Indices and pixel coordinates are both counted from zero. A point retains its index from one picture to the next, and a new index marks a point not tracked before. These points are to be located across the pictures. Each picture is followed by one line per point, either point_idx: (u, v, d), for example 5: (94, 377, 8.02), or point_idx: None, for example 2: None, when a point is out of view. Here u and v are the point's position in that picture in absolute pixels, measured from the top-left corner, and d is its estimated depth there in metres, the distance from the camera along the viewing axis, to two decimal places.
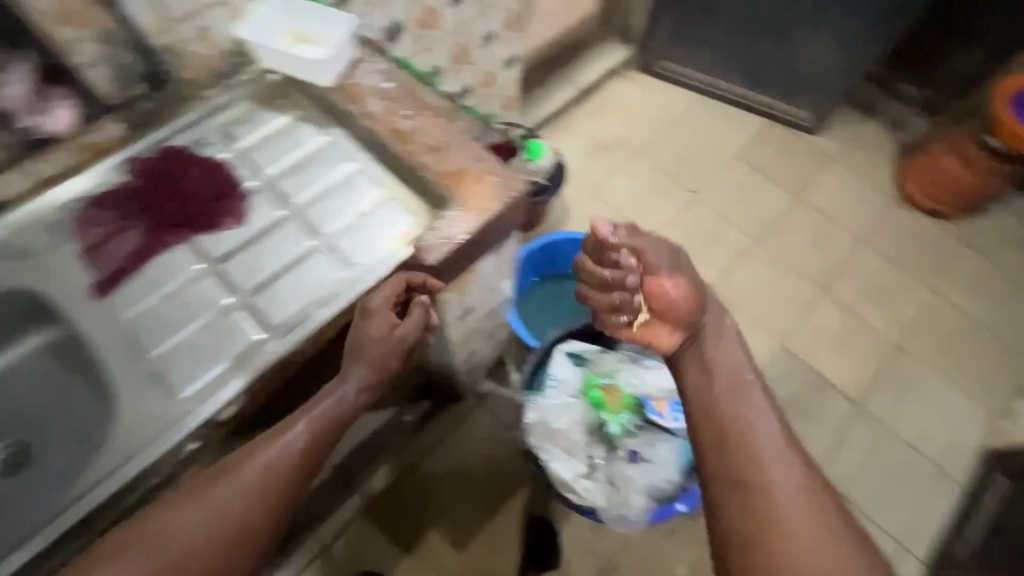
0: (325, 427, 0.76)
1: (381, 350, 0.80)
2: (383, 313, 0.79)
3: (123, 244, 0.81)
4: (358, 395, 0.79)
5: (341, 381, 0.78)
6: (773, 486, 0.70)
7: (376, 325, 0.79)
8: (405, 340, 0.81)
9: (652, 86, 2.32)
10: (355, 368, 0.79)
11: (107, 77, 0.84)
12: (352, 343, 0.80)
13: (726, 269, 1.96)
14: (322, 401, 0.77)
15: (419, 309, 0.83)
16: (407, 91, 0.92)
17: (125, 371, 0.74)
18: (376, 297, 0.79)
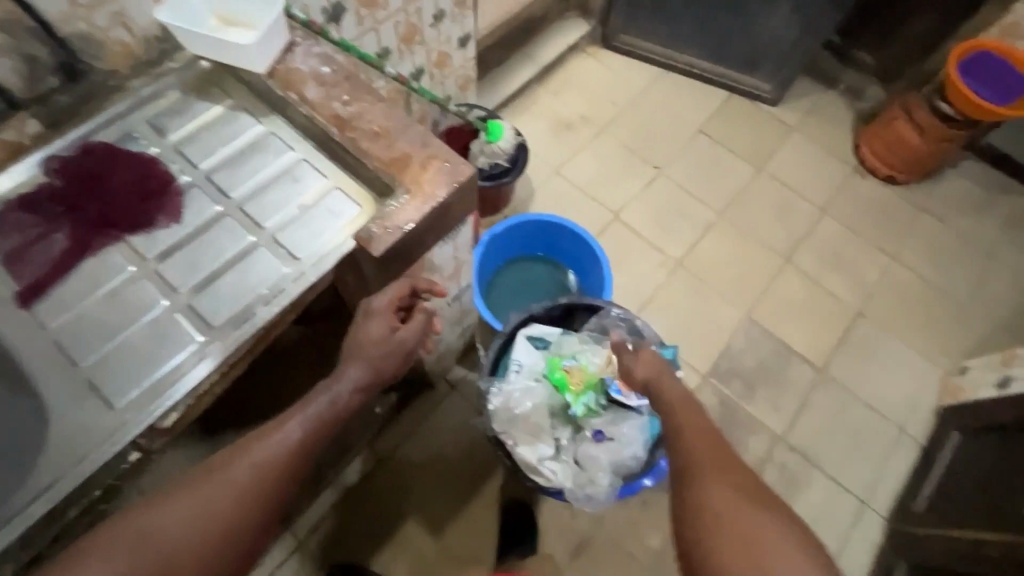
0: (320, 425, 0.74)
1: (382, 351, 0.81)
2: (386, 316, 0.82)
3: (51, 249, 0.76)
4: (353, 394, 0.77)
5: (338, 377, 0.77)
6: (710, 485, 0.73)
7: (382, 327, 0.81)
8: (401, 341, 0.82)
9: (613, 62, 2.29)
10: (353, 366, 0.78)
11: (14, 70, 0.76)
12: (352, 345, 0.81)
13: (693, 243, 1.97)
14: (318, 397, 0.75)
15: (419, 319, 0.86)
16: (348, 74, 0.88)
17: (54, 383, 0.70)
18: (380, 301, 0.82)
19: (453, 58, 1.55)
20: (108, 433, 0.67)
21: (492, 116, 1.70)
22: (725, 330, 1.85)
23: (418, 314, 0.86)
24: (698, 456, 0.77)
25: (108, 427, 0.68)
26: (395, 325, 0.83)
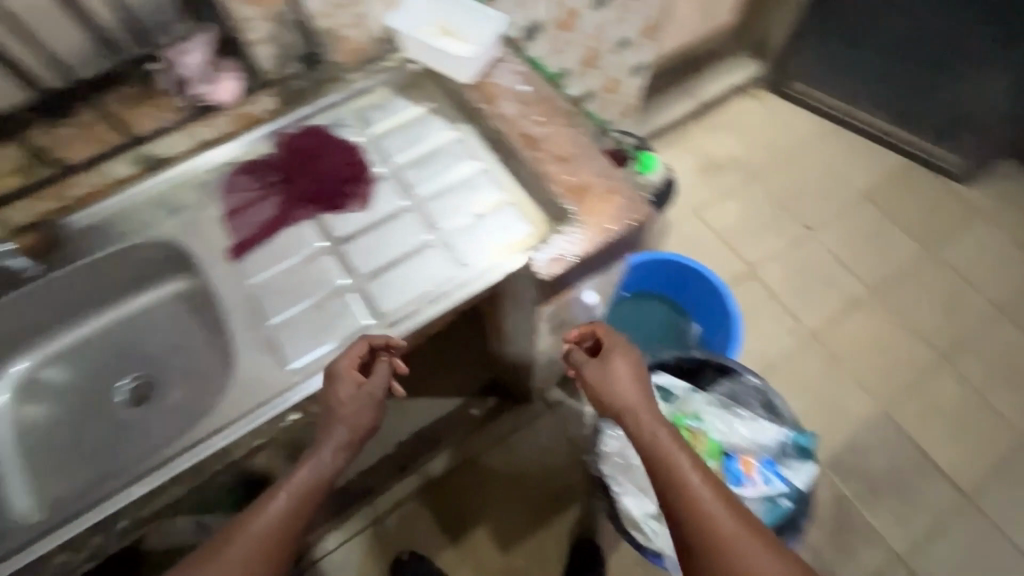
0: (306, 495, 0.66)
1: (355, 408, 0.71)
2: (352, 376, 0.71)
3: (260, 213, 0.86)
4: (340, 452, 0.70)
5: (316, 448, 0.69)
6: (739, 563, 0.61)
7: (350, 387, 0.72)
8: (374, 397, 0.73)
9: (780, 108, 2.15)
10: (338, 429, 0.70)
11: (271, 55, 0.86)
12: (324, 411, 0.72)
13: (835, 317, 1.77)
14: (304, 467, 0.68)
15: (388, 370, 0.75)
16: (544, 96, 0.90)
17: (244, 333, 0.78)
18: (342, 363, 0.71)
19: (623, 85, 1.54)
20: (278, 389, 0.74)
21: (643, 146, 1.66)
22: (856, 422, 1.64)
23: (380, 365, 0.74)
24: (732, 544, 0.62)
25: (280, 384, 0.74)
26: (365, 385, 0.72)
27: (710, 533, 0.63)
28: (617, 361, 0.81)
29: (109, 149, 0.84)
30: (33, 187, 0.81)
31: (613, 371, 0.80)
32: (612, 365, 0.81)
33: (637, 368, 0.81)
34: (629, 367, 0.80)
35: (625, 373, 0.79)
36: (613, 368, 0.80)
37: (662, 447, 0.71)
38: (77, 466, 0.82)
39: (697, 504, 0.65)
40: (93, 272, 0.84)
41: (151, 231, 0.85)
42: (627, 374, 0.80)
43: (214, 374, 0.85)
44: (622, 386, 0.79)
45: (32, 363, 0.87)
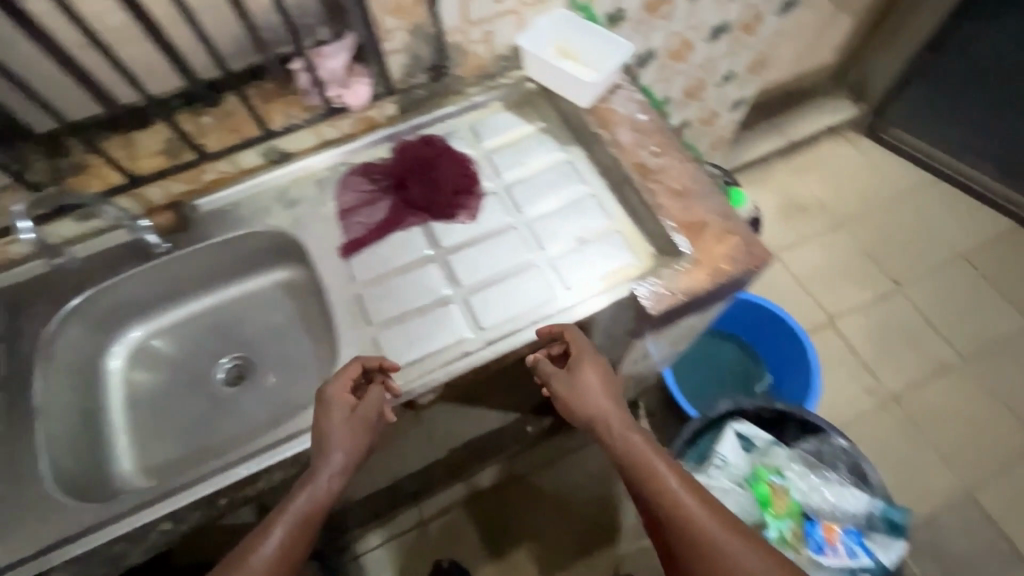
0: (301, 524, 0.63)
1: (350, 431, 0.69)
2: (345, 403, 0.70)
3: (373, 215, 0.89)
4: (335, 478, 0.66)
5: (311, 475, 0.65)
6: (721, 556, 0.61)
7: (344, 411, 0.69)
8: (369, 421, 0.69)
9: (874, 155, 2.05)
10: (333, 454, 0.67)
11: (401, 64, 0.88)
12: (315, 438, 0.69)
13: (919, 381, 1.66)
14: (300, 494, 0.64)
15: (382, 394, 0.73)
16: (662, 127, 0.89)
17: (349, 331, 0.80)
18: (336, 391, 0.70)
19: (720, 118, 1.51)
20: None
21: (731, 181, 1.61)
22: (937, 498, 1.52)
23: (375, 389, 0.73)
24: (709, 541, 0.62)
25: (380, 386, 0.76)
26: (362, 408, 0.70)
27: (690, 530, 0.63)
28: (590, 373, 0.74)
29: (244, 141, 0.87)
30: (171, 170, 0.84)
31: (581, 384, 0.74)
32: (582, 377, 0.74)
33: (607, 374, 0.75)
34: (599, 377, 0.74)
35: (597, 385, 0.74)
36: (583, 378, 0.74)
37: (637, 450, 0.69)
38: (177, 436, 0.85)
39: (677, 505, 0.65)
40: (211, 254, 0.89)
41: (270, 221, 0.89)
42: (598, 385, 0.74)
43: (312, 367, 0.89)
44: (594, 397, 0.73)
45: (142, 332, 0.91)
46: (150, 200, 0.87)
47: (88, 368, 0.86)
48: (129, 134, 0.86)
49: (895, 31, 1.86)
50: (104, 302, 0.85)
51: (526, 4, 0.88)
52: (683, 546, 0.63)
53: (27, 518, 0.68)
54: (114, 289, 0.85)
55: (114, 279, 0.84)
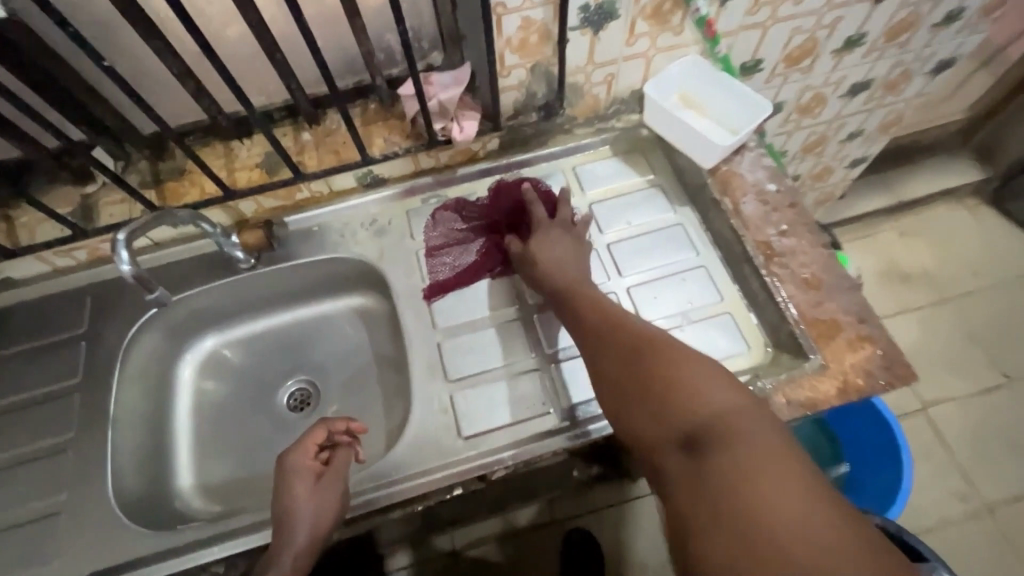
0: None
1: (317, 500, 0.65)
2: (308, 472, 0.66)
3: (462, 258, 0.83)
4: (300, 558, 0.61)
5: (275, 556, 0.61)
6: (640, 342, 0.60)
7: (309, 480, 0.66)
8: (337, 489, 0.66)
9: (995, 227, 1.84)
10: (297, 531, 0.62)
11: (514, 101, 0.82)
12: (275, 515, 0.65)
13: (1020, 494, 1.46)
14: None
15: (348, 460, 0.70)
16: (794, 200, 0.79)
17: (423, 383, 0.75)
18: (301, 459, 0.67)
19: (832, 174, 1.37)
20: (448, 459, 0.70)
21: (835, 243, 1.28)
22: None
23: (340, 456, 0.69)
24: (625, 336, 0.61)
25: (452, 451, 0.71)
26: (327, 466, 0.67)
27: (599, 334, 0.63)
28: (545, 240, 0.78)
29: (342, 164, 0.83)
30: (266, 187, 0.82)
31: (532, 252, 0.76)
32: (533, 249, 0.77)
33: (564, 243, 0.77)
34: (550, 248, 0.77)
35: (553, 253, 0.76)
36: (534, 250, 0.77)
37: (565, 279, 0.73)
38: (238, 457, 0.83)
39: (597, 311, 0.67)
40: (292, 274, 0.87)
41: (355, 249, 0.86)
42: (556, 251, 0.76)
43: (377, 406, 0.86)
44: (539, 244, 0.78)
45: (214, 342, 0.90)
46: (241, 212, 0.85)
47: (162, 374, 0.85)
48: (230, 143, 0.84)
49: None
50: (186, 310, 0.84)
51: (658, 48, 0.79)
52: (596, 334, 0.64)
53: (91, 535, 0.68)
54: (196, 299, 0.84)
55: (198, 290, 0.83)
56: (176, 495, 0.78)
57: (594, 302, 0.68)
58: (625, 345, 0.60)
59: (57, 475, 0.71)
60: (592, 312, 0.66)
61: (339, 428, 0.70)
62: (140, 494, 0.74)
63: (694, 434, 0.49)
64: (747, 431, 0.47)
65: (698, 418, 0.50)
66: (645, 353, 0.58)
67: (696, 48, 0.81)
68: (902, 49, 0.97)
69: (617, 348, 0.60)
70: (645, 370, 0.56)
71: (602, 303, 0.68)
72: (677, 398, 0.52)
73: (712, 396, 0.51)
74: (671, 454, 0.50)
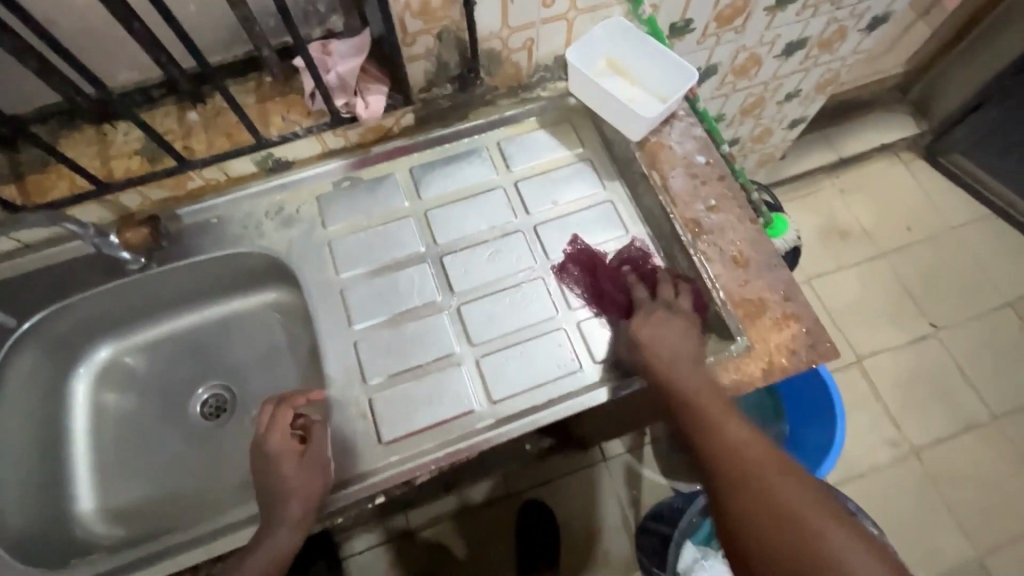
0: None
1: (304, 477, 0.62)
2: (289, 452, 0.63)
3: (361, 248, 0.77)
4: (297, 530, 0.61)
5: (269, 529, 0.61)
6: (788, 496, 0.54)
7: (292, 458, 0.63)
8: (323, 462, 0.63)
9: (928, 181, 1.89)
10: (291, 504, 0.61)
11: (424, 72, 0.74)
12: (263, 495, 0.62)
13: (943, 436, 1.56)
14: (257, 552, 0.60)
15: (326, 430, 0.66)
16: (723, 172, 0.76)
17: (340, 387, 0.70)
18: (279, 441, 0.63)
19: (773, 136, 1.36)
20: (371, 467, 0.66)
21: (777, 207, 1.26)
22: (946, 565, 1.44)
23: (318, 431, 0.65)
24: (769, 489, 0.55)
25: (373, 458, 0.67)
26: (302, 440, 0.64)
27: (733, 474, 0.57)
28: (653, 320, 0.67)
29: (235, 148, 0.74)
30: (148, 177, 0.72)
31: (642, 334, 0.66)
32: (649, 335, 0.66)
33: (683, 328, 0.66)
34: (668, 334, 0.66)
35: (671, 342, 0.65)
36: (649, 336, 0.66)
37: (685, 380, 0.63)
38: (148, 473, 0.77)
39: (730, 441, 0.59)
40: (192, 272, 0.79)
41: (260, 242, 0.78)
42: (666, 338, 0.65)
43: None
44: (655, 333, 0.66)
45: (111, 351, 0.81)
46: (124, 206, 0.76)
47: (50, 391, 0.76)
48: (103, 127, 0.74)
49: (972, 53, 1.63)
50: (70, 319, 0.75)
51: (579, 9, 0.72)
52: (734, 478, 0.57)
53: None
54: (82, 305, 0.75)
55: (82, 296, 0.74)
56: (76, 522, 0.72)
57: (696, 404, 0.61)
58: (773, 499, 0.54)
59: None
60: (721, 441, 0.59)
61: (303, 401, 0.67)
62: (30, 529, 0.68)
63: None
64: None
65: None
66: (783, 508, 0.53)
67: (621, 8, 0.75)
68: (835, 6, 0.93)
69: (759, 497, 0.55)
70: (798, 537, 0.51)
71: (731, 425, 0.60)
72: None
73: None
74: None
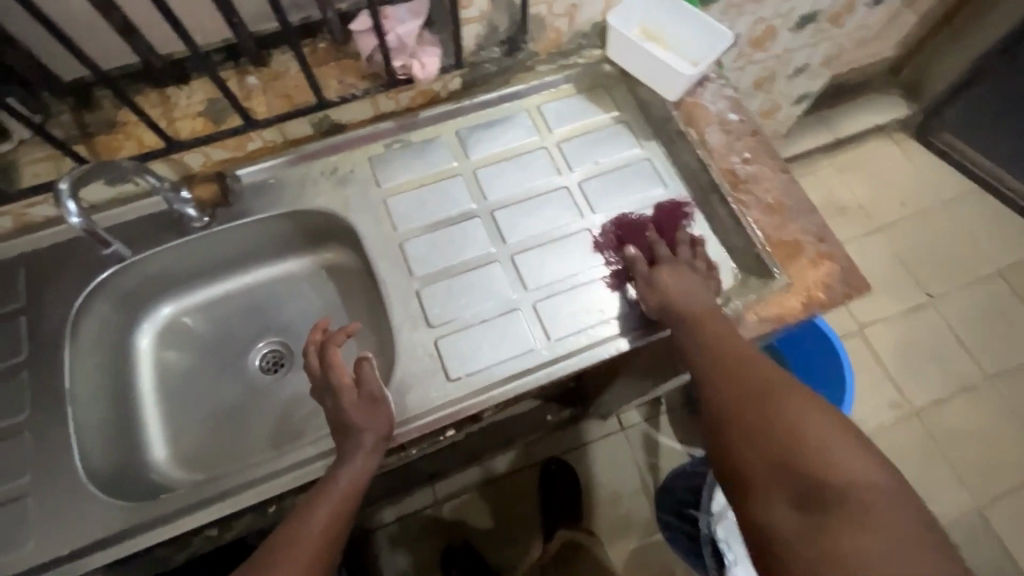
0: (345, 500, 0.62)
1: (365, 412, 0.66)
2: (349, 386, 0.66)
3: (416, 206, 0.81)
4: (371, 456, 0.64)
5: (346, 457, 0.64)
6: (759, 372, 0.58)
7: (352, 391, 0.66)
8: (376, 396, 0.66)
9: (921, 159, 1.97)
10: (364, 434, 0.64)
11: (476, 36, 0.79)
12: (336, 427, 0.66)
13: (942, 398, 1.64)
14: (343, 474, 0.63)
15: (370, 363, 0.67)
16: (755, 129, 0.81)
17: (404, 331, 0.74)
18: (336, 376, 0.66)
19: (780, 112, 1.42)
20: (439, 403, 0.70)
21: None
22: (949, 517, 1.52)
23: (362, 369, 0.67)
24: (738, 365, 0.60)
25: (442, 394, 0.71)
26: (357, 374, 0.66)
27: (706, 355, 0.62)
28: (674, 275, 0.70)
29: (296, 109, 0.78)
30: (215, 136, 0.75)
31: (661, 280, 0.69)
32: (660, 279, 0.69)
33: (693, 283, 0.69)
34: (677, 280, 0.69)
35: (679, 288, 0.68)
36: (661, 279, 0.69)
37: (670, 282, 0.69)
38: (215, 423, 0.80)
39: (714, 333, 0.64)
40: (251, 232, 0.82)
41: (318, 201, 0.81)
42: (681, 291, 0.68)
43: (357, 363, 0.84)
44: (676, 283, 0.69)
45: (171, 310, 0.84)
46: (188, 166, 0.79)
47: (117, 346, 0.79)
48: (166, 91, 0.77)
49: (959, 36, 1.72)
50: (136, 277, 0.79)
51: None
52: (711, 362, 0.61)
53: (65, 519, 0.64)
54: (150, 263, 0.78)
55: (150, 253, 0.77)
56: (151, 468, 0.75)
57: (687, 303, 0.67)
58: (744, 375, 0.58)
59: (18, 456, 0.67)
60: (698, 329, 0.64)
61: (340, 335, 0.68)
62: (114, 469, 0.71)
63: (805, 475, 0.49)
64: (859, 491, 0.47)
65: (818, 465, 0.49)
66: (752, 380, 0.57)
67: None
68: None
69: (740, 378, 0.58)
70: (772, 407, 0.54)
71: (728, 333, 0.64)
72: (796, 440, 0.51)
73: (839, 460, 0.49)
74: (774, 493, 0.50)
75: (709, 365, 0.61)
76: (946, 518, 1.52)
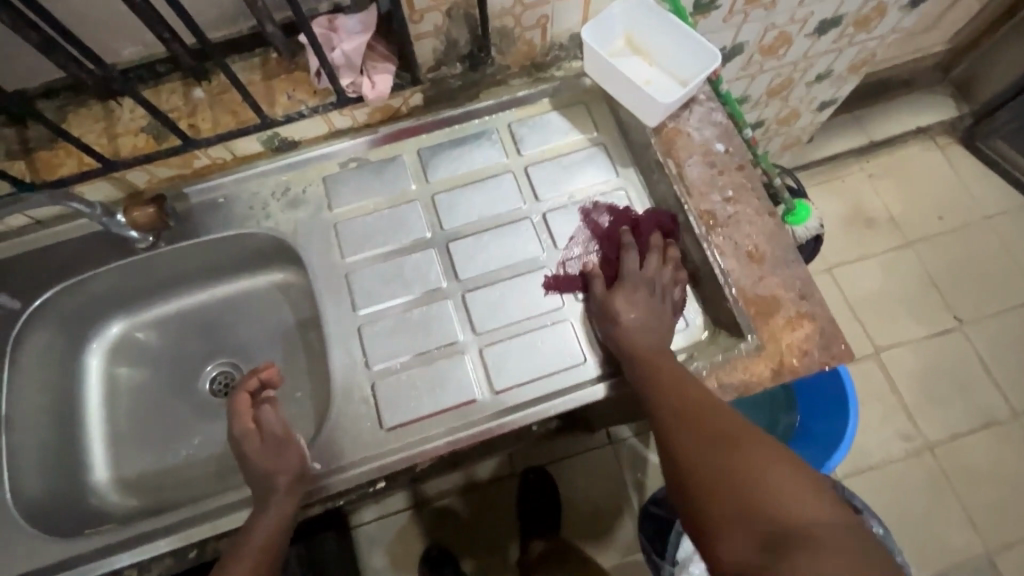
0: (264, 553, 0.59)
1: (271, 456, 0.63)
2: (251, 432, 0.65)
3: (366, 234, 0.76)
4: (287, 502, 0.62)
5: (263, 505, 0.61)
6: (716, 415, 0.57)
7: (256, 437, 0.65)
8: (284, 436, 0.65)
9: (965, 167, 1.79)
10: (279, 479, 0.62)
11: (435, 50, 0.72)
12: (247, 475, 0.64)
13: (961, 432, 1.53)
14: (260, 525, 0.61)
15: (270, 408, 0.66)
16: (742, 162, 0.73)
17: (342, 372, 0.70)
18: (238, 424, 0.65)
19: (800, 118, 1.30)
20: (369, 452, 0.67)
21: (800, 193, 1.20)
22: (951, 560, 1.43)
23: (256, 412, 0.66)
24: (695, 411, 0.57)
25: (372, 443, 0.67)
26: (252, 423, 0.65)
27: (668, 397, 0.60)
28: (629, 295, 0.67)
29: (241, 127, 0.73)
30: (154, 156, 0.71)
31: (612, 308, 0.67)
32: (612, 302, 0.67)
33: (650, 307, 0.67)
34: (629, 307, 0.66)
35: (634, 319, 0.66)
36: (610, 307, 0.67)
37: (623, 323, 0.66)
38: (160, 447, 0.79)
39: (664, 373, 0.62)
40: (201, 252, 0.79)
41: (266, 223, 0.77)
42: (637, 320, 0.66)
43: (305, 392, 0.81)
44: (624, 318, 0.66)
45: (123, 327, 0.83)
46: (132, 183, 0.75)
47: (63, 367, 0.78)
48: (108, 104, 0.73)
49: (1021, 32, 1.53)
50: (81, 296, 0.77)
51: None
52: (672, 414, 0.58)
53: None
54: (92, 283, 0.76)
55: (92, 273, 0.75)
56: (92, 491, 0.75)
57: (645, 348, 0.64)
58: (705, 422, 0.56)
59: None
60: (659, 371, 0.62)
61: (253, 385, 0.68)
62: (50, 497, 0.71)
63: (780, 538, 0.46)
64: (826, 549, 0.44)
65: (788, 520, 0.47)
66: (714, 424, 0.56)
67: None
68: None
69: (702, 423, 0.56)
70: (736, 458, 0.52)
71: (681, 372, 0.62)
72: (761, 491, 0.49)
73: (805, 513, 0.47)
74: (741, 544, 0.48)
75: (664, 416, 0.59)
76: (951, 560, 1.43)
